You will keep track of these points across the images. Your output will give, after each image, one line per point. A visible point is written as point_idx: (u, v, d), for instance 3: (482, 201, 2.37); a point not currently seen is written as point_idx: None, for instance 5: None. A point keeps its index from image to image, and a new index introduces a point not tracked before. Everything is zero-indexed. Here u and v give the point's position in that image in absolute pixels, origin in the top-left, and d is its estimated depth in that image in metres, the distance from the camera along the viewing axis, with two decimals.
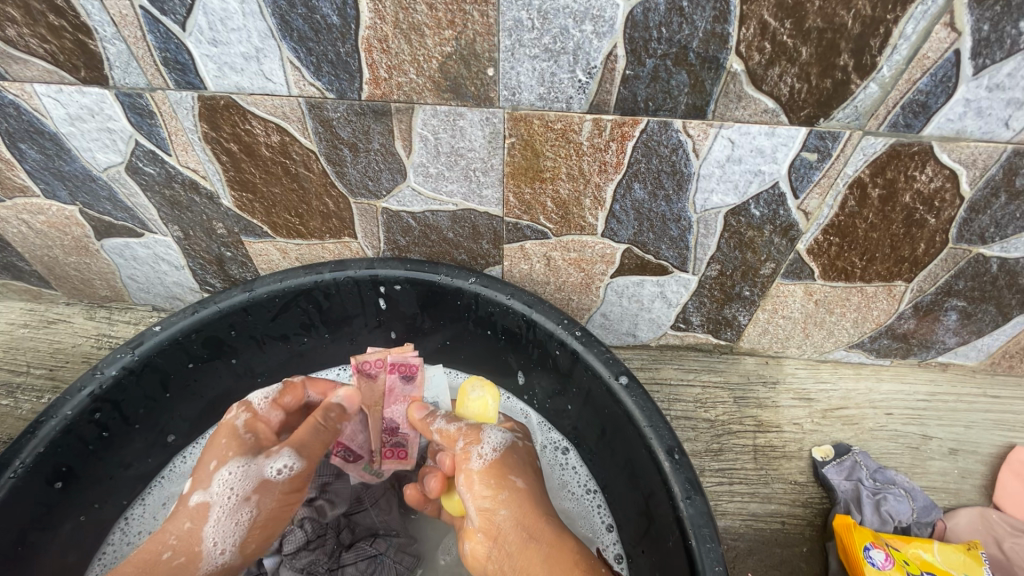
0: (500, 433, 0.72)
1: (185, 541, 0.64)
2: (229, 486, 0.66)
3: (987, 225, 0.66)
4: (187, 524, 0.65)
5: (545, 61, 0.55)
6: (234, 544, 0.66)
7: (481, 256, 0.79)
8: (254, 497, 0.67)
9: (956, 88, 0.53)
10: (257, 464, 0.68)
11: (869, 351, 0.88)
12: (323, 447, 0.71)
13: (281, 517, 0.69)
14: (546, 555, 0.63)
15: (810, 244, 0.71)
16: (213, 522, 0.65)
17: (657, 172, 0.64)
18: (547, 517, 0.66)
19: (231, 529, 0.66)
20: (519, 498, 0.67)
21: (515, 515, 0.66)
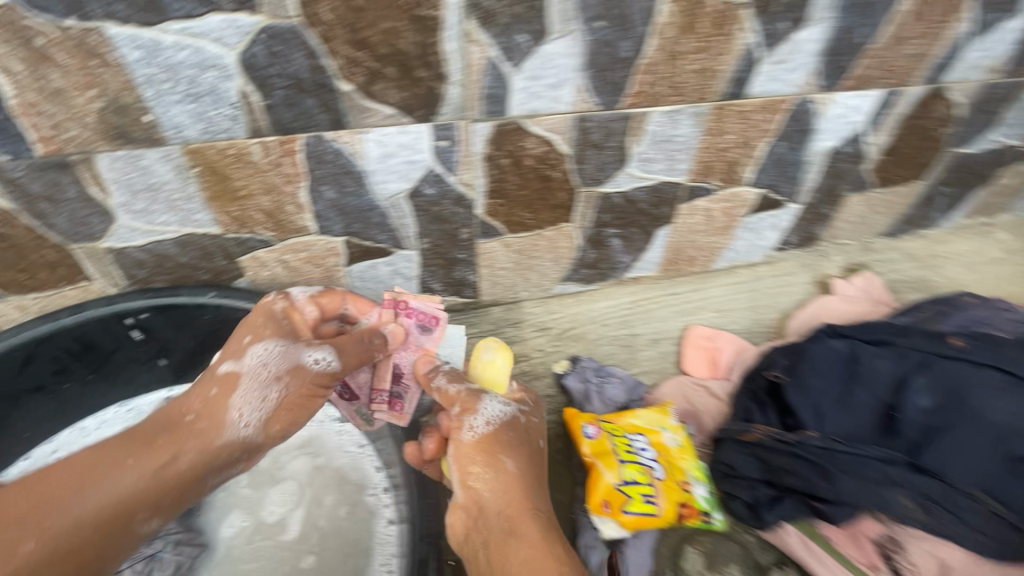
0: (498, 404, 0.86)
1: (210, 406, 0.75)
2: (260, 362, 0.79)
3: (593, 171, 0.91)
4: (215, 391, 0.77)
5: (192, 104, 0.68)
6: (258, 420, 0.77)
7: (222, 272, 0.90)
8: (285, 379, 0.79)
9: (508, 80, 0.75)
10: (241, 372, 0.78)
11: (579, 281, 1.12)
12: (357, 360, 0.86)
13: (306, 405, 0.82)
14: (529, 543, 0.73)
15: (485, 208, 0.92)
16: (240, 393, 0.77)
17: (334, 175, 0.80)
18: (531, 507, 0.77)
19: (251, 403, 0.76)
20: (514, 473, 0.80)
21: (499, 492, 0.78)
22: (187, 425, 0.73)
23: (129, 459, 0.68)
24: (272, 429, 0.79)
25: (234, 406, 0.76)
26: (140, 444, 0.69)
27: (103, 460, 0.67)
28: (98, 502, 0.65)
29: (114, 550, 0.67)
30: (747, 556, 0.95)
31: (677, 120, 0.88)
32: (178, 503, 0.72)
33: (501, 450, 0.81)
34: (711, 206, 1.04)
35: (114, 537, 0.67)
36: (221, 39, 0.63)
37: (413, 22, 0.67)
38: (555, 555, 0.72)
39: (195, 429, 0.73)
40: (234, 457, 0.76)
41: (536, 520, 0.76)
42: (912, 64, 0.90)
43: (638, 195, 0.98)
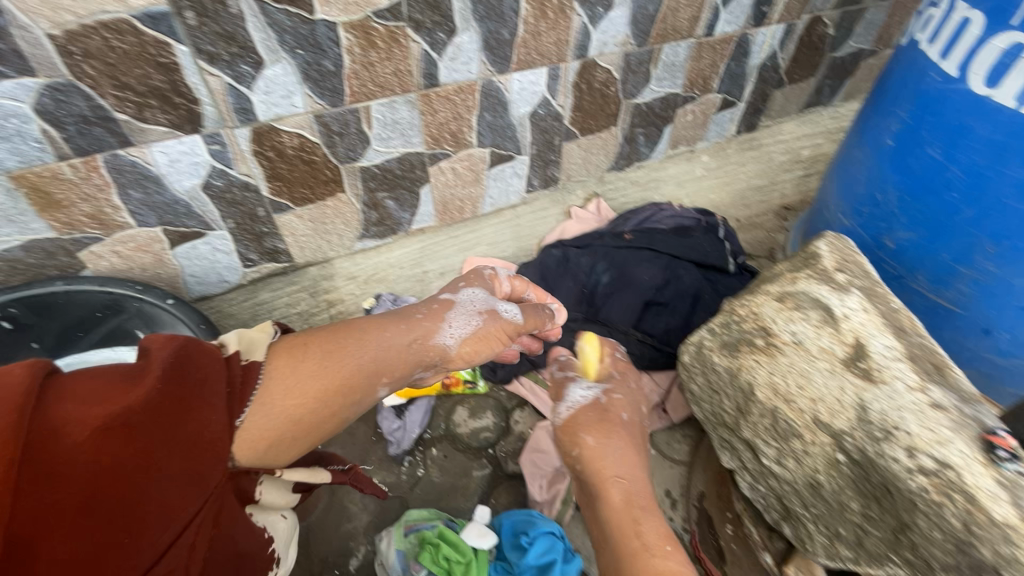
0: (584, 391, 0.98)
1: (431, 313, 0.96)
2: (474, 299, 1.02)
3: (346, 153, 1.26)
4: (435, 305, 0.98)
5: (6, 143, 0.96)
6: (459, 337, 0.96)
7: (68, 267, 1.19)
8: (484, 315, 1.00)
9: (249, 96, 1.08)
10: (456, 307, 1.00)
11: (373, 237, 1.47)
12: (488, 346, 0.99)
13: (484, 342, 0.98)
14: (621, 510, 0.79)
15: (270, 189, 1.24)
16: (452, 321, 0.97)
17: (136, 180, 1.10)
18: (622, 472, 0.82)
19: (464, 325, 0.97)
20: (594, 444, 0.86)
21: (608, 460, 0.84)
22: (413, 321, 0.93)
23: (385, 325, 0.89)
24: (462, 350, 0.97)
25: (447, 323, 0.96)
26: (384, 319, 0.91)
27: (363, 323, 0.88)
28: (369, 356, 0.84)
29: (340, 414, 0.79)
30: (498, 406, 1.33)
31: (395, 107, 1.23)
32: (408, 371, 0.89)
33: (590, 440, 0.87)
34: (454, 165, 1.42)
35: (350, 402, 0.80)
36: (15, 96, 0.92)
37: (158, 67, 0.98)
38: (632, 510, 0.78)
39: (422, 325, 0.93)
40: (433, 360, 0.93)
41: (627, 469, 0.83)
42: (558, 47, 1.30)
43: (391, 164, 1.33)
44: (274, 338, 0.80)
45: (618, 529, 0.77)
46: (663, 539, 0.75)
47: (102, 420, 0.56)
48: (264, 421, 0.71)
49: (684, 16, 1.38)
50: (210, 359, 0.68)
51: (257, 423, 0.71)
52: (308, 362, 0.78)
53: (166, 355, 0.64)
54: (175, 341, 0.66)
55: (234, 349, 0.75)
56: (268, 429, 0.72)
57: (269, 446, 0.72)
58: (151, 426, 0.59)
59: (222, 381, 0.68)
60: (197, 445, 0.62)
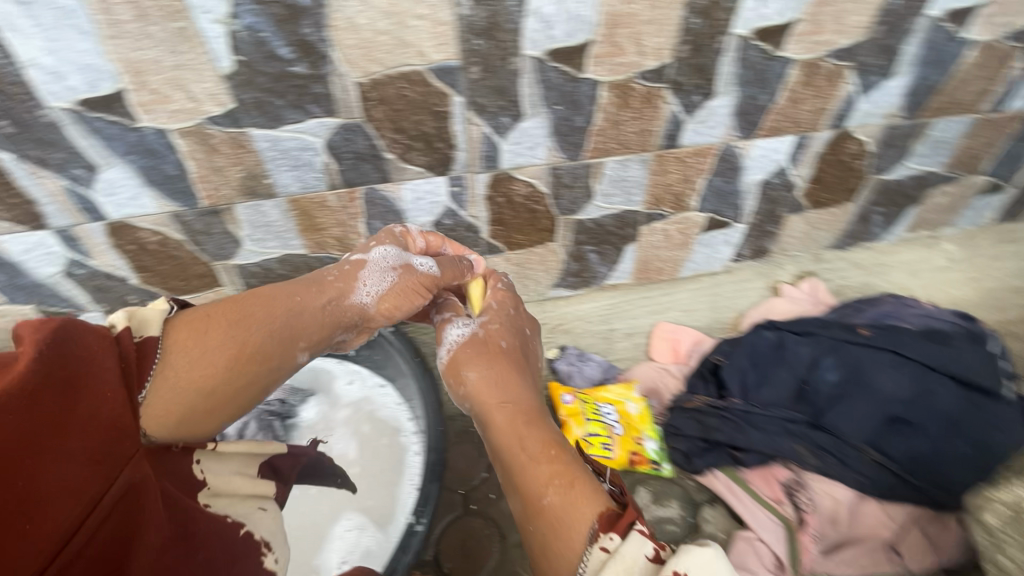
0: (456, 334, 1.07)
1: (342, 274, 0.98)
2: (386, 257, 1.02)
3: (567, 205, 1.24)
4: (348, 268, 1.00)
5: (295, 171, 1.06)
6: (376, 294, 0.99)
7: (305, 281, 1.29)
8: (398, 270, 1.02)
9: (499, 146, 1.10)
10: (363, 271, 1.00)
11: (567, 286, 1.44)
12: (470, 352, 1.03)
13: (411, 292, 1.01)
14: (546, 483, 0.79)
15: (488, 232, 1.27)
16: (369, 279, 0.99)
17: (383, 212, 1.17)
18: (527, 437, 0.85)
19: (381, 281, 1.00)
20: (481, 375, 0.98)
21: (485, 379, 0.98)
22: (331, 289, 0.96)
23: (296, 290, 0.91)
24: (382, 304, 1.00)
25: (361, 279, 0.99)
26: (306, 285, 0.94)
27: (292, 288, 0.91)
28: (277, 328, 0.85)
29: (260, 381, 0.83)
30: (685, 495, 1.20)
31: (628, 165, 1.19)
32: (326, 333, 0.93)
33: (472, 365, 1.00)
34: (667, 227, 1.34)
35: (276, 362, 0.85)
36: (315, 133, 1.01)
37: (432, 115, 1.02)
38: (552, 468, 0.80)
39: (334, 286, 0.96)
40: (354, 317, 0.98)
41: (507, 414, 0.91)
42: (814, 116, 1.17)
43: (605, 220, 1.30)
44: (170, 315, 0.79)
45: (513, 468, 0.84)
46: (547, 445, 0.84)
47: (19, 388, 0.58)
48: (188, 364, 0.75)
49: (972, 90, 1.18)
50: (98, 341, 0.67)
51: (167, 382, 0.73)
52: (210, 334, 0.78)
53: (41, 338, 0.63)
54: (50, 324, 0.65)
55: (124, 325, 0.72)
56: (178, 406, 0.73)
57: (179, 422, 0.73)
58: (36, 404, 0.58)
59: (113, 361, 0.67)
60: (103, 429, 0.62)
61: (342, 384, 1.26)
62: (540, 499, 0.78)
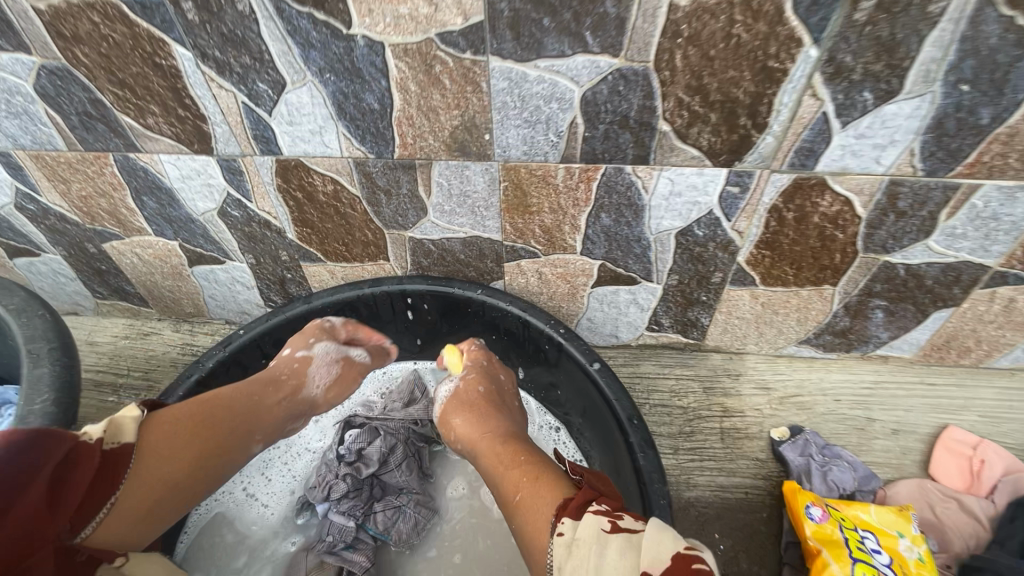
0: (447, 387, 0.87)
1: (296, 368, 0.85)
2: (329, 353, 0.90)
3: (884, 238, 0.83)
4: (295, 363, 0.86)
5: (526, 129, 0.76)
6: (324, 385, 0.88)
7: (486, 273, 0.99)
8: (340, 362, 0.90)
9: (831, 137, 0.72)
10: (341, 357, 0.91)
11: (817, 346, 1.03)
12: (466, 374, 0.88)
13: (350, 383, 0.92)
14: (529, 493, 0.60)
15: (747, 256, 0.89)
16: (315, 369, 0.87)
17: (618, 205, 0.84)
18: (517, 468, 0.64)
19: (326, 373, 0.89)
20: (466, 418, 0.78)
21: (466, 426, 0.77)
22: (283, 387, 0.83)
23: (249, 387, 0.79)
24: (330, 394, 0.90)
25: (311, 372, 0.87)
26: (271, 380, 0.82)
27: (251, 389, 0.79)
28: (241, 420, 0.74)
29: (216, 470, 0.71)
30: None
31: (1017, 198, 0.75)
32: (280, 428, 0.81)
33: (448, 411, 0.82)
34: (1018, 297, 0.88)
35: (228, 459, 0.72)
36: (575, 77, 0.69)
37: (756, 74, 0.67)
38: (534, 476, 0.62)
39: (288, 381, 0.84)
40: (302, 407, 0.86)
41: (495, 421, 0.76)
42: None
43: (928, 270, 0.87)
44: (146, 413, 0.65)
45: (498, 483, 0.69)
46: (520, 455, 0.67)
47: None
48: (156, 465, 0.63)
49: None
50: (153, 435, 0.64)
51: (152, 459, 0.63)
52: (175, 438, 0.66)
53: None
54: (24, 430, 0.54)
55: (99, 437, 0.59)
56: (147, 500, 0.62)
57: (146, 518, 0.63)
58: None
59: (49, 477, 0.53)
60: None
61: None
62: (510, 497, 0.61)
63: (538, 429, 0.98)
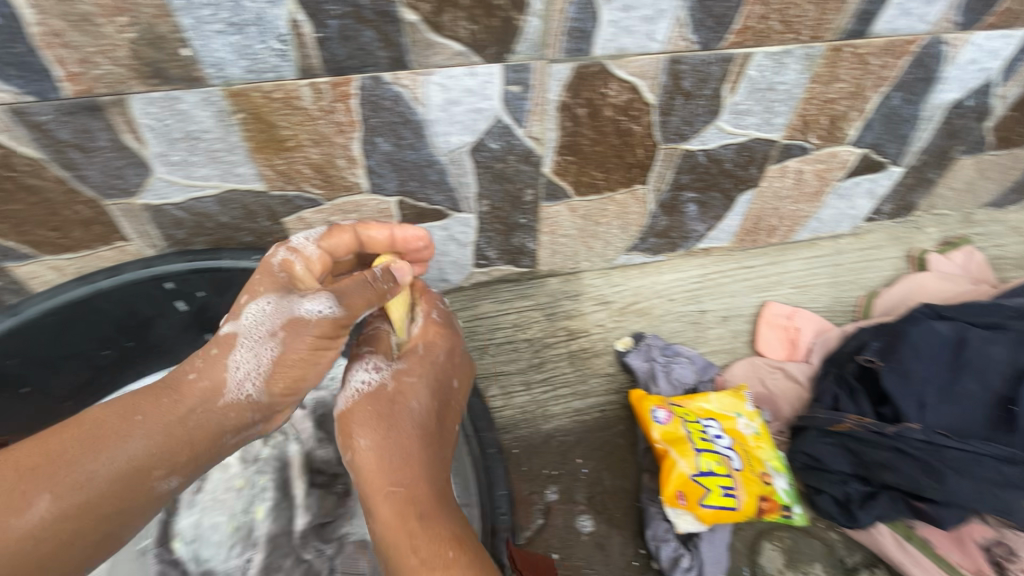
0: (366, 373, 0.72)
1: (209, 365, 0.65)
2: (262, 316, 0.66)
3: (680, 124, 0.80)
4: (214, 349, 0.66)
5: (235, 36, 0.58)
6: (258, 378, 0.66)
7: (266, 234, 0.82)
8: (280, 335, 0.66)
9: (598, 12, 0.64)
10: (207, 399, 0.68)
11: (644, 251, 1.02)
12: (365, 303, 0.68)
13: (312, 356, 0.67)
14: (422, 504, 0.62)
15: (552, 166, 0.82)
16: (238, 350, 0.66)
17: (392, 125, 0.71)
18: (434, 478, 0.64)
19: (253, 356, 0.66)
20: (373, 446, 0.66)
21: (388, 452, 0.65)
22: (133, 425, 0.60)
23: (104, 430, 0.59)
24: (275, 387, 0.67)
25: (231, 363, 0.65)
26: (127, 409, 0.61)
27: (111, 418, 0.60)
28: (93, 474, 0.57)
29: (109, 533, 0.59)
30: (829, 554, 0.84)
31: (784, 64, 0.75)
32: (204, 464, 0.64)
33: (352, 416, 0.69)
34: (805, 167, 0.91)
35: (132, 502, 0.60)
36: None
37: None
38: (404, 525, 0.60)
39: (198, 390, 0.64)
40: (230, 422, 0.65)
41: (403, 440, 0.66)
42: None
43: (725, 153, 0.86)
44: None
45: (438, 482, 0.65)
46: (451, 543, 0.59)
47: None
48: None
49: None
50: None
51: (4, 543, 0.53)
52: None
53: None
54: None
55: None
56: None
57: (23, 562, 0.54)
58: None
59: None
60: None
61: None
62: (421, 508, 0.62)
63: None
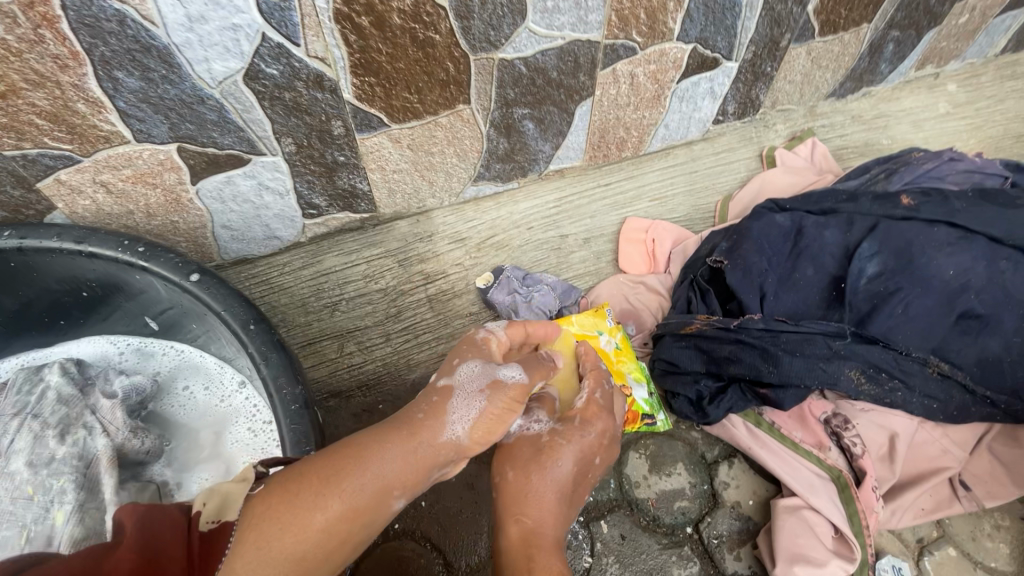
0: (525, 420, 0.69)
1: (435, 412, 0.56)
2: (474, 375, 0.60)
3: (484, 29, 0.73)
4: (434, 398, 0.58)
5: None
6: (466, 429, 0.56)
7: (22, 206, 0.70)
8: (485, 393, 0.58)
9: None
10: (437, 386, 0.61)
11: (493, 180, 0.96)
12: (542, 376, 0.66)
13: (501, 423, 0.58)
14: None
15: (353, 90, 0.73)
16: (454, 406, 0.57)
17: (129, 54, 0.60)
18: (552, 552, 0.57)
19: (467, 410, 0.57)
20: (513, 480, 0.63)
21: (554, 498, 0.62)
22: (380, 456, 0.51)
23: (386, 431, 0.54)
24: (475, 439, 0.57)
25: (452, 412, 0.56)
26: (354, 451, 0.51)
27: (358, 439, 0.53)
28: (370, 476, 0.50)
29: (356, 545, 0.50)
30: (691, 453, 0.88)
31: None
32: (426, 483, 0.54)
33: (520, 455, 0.65)
34: (636, 69, 0.88)
35: (369, 525, 0.50)
36: None
37: None
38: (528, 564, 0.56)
39: (423, 426, 0.55)
40: (444, 457, 0.55)
41: (542, 507, 0.61)
42: None
43: (545, 61, 0.80)
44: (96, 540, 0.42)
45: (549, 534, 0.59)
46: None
47: None
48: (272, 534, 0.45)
49: None
50: (313, 483, 0.48)
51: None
52: (263, 525, 0.46)
53: None
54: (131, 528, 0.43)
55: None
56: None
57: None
58: None
59: None
60: None
61: (196, 382, 0.80)
62: (536, 550, 0.58)
63: (222, 387, 0.79)
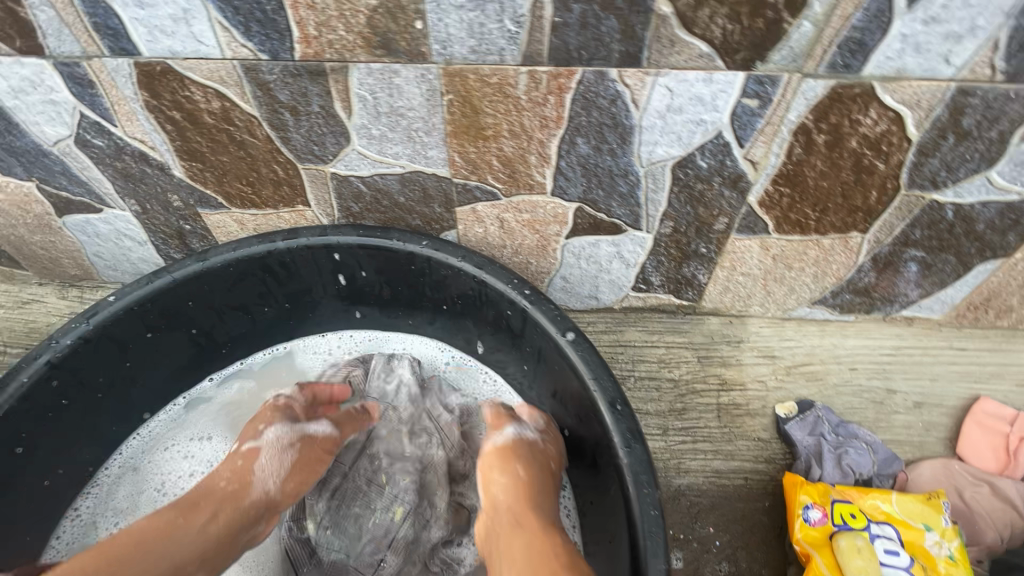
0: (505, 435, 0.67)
1: (236, 473, 0.63)
2: (281, 434, 0.67)
3: (937, 169, 0.65)
4: (238, 461, 0.64)
5: (472, 12, 0.55)
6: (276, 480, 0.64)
7: (434, 221, 0.79)
8: (296, 444, 0.67)
9: (891, 22, 0.53)
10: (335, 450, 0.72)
11: (832, 308, 0.88)
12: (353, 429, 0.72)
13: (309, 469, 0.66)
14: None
15: (760, 195, 0.71)
16: (262, 460, 0.64)
17: (599, 126, 0.64)
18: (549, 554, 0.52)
19: (278, 464, 0.65)
20: (512, 480, 0.61)
21: (512, 496, 0.60)
22: (205, 515, 0.58)
23: (165, 515, 0.57)
24: (287, 488, 0.64)
25: (256, 467, 0.64)
26: (185, 508, 0.58)
27: (157, 522, 0.56)
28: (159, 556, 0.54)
29: None
30: None
31: None
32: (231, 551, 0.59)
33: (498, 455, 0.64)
34: None
35: None
36: None
37: None
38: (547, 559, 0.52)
39: (223, 493, 0.61)
40: (253, 514, 0.62)
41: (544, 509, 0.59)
42: None
43: (981, 212, 0.70)
44: None
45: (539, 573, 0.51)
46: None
47: None
48: None
49: None
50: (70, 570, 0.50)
51: None
52: None
53: None
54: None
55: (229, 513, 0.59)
56: None
57: None
58: None
59: None
60: None
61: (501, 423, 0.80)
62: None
63: None
